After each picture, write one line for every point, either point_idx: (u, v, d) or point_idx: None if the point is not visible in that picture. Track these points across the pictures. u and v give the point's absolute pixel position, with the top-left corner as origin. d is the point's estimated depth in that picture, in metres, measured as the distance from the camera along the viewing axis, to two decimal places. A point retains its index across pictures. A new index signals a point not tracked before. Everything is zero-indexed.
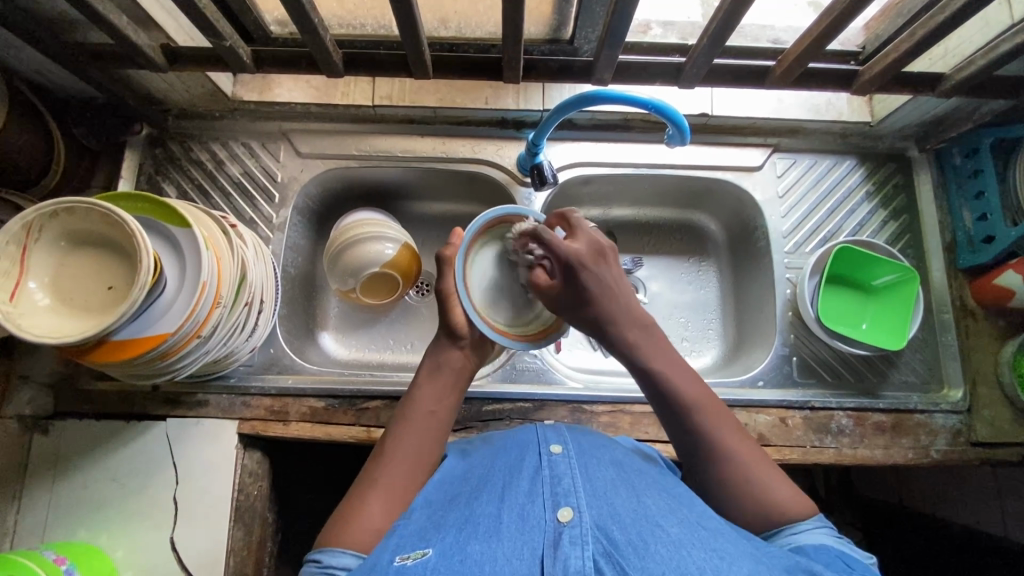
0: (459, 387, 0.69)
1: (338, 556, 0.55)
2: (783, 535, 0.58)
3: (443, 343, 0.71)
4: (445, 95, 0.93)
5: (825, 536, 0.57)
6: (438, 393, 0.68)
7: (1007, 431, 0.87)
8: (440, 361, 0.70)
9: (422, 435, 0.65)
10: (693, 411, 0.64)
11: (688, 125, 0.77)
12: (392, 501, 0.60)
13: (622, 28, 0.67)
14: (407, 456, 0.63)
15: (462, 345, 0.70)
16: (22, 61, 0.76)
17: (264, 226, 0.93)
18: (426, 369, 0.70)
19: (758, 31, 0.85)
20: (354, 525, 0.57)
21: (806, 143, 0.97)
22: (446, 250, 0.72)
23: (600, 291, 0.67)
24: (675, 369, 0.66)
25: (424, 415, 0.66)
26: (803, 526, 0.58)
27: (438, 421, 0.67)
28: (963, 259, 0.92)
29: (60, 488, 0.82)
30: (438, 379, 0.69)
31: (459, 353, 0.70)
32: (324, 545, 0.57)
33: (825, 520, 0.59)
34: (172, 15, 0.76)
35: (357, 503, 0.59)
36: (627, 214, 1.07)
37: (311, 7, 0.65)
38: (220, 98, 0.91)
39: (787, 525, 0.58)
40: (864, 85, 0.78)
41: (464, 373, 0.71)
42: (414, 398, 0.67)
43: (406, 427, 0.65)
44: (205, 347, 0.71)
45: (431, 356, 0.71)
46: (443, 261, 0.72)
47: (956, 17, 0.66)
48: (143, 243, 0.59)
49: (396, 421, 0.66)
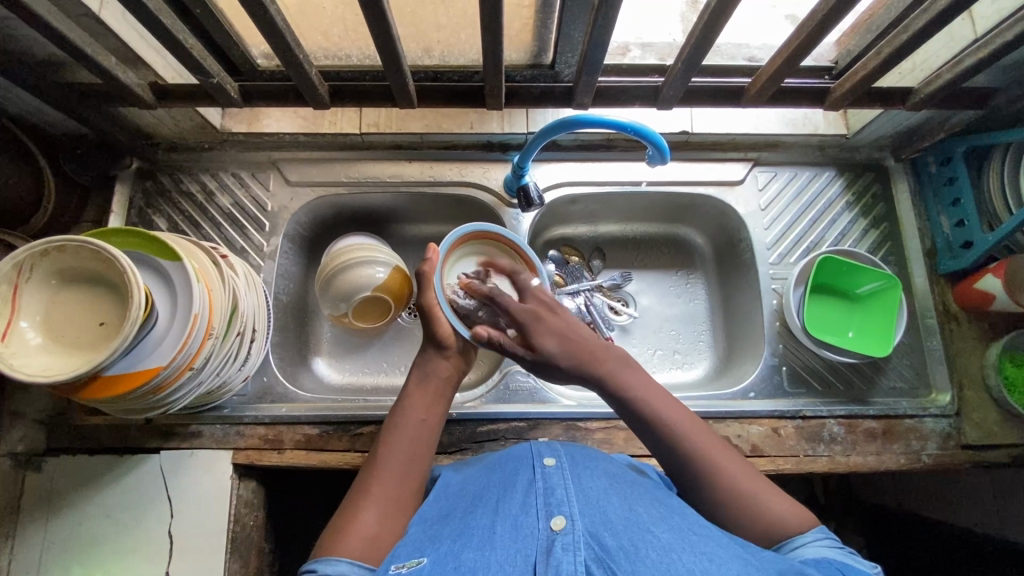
0: (445, 396, 0.71)
1: (334, 565, 0.54)
2: (788, 548, 0.58)
3: (427, 354, 0.73)
4: (431, 121, 0.95)
5: (828, 548, 0.56)
6: (426, 401, 0.69)
7: (996, 433, 0.88)
8: (424, 371, 0.72)
9: (413, 443, 0.66)
10: (682, 430, 0.65)
11: (668, 144, 0.78)
12: (382, 510, 0.60)
13: (600, 54, 0.69)
14: (399, 465, 0.64)
15: (447, 354, 0.73)
16: (12, 103, 0.77)
17: (255, 254, 0.94)
18: (410, 381, 0.72)
19: (734, 50, 0.88)
20: (350, 533, 0.57)
21: (785, 157, 0.99)
22: (425, 265, 0.73)
23: (558, 342, 0.70)
24: (654, 395, 0.67)
25: (415, 424, 0.67)
26: (803, 539, 0.58)
27: (429, 428, 0.68)
28: (943, 264, 0.93)
29: (53, 526, 0.82)
30: (426, 387, 0.71)
31: (445, 361, 0.73)
32: (320, 555, 0.56)
33: (827, 532, 0.59)
34: (159, 53, 0.78)
35: (352, 512, 0.60)
36: (614, 230, 1.09)
37: (295, 43, 0.67)
38: (209, 130, 0.92)
39: (792, 538, 0.59)
40: (836, 101, 0.80)
41: (450, 382, 0.73)
42: (403, 405, 0.69)
43: (397, 437, 0.66)
44: (198, 379, 0.71)
45: (417, 367, 0.73)
46: (422, 275, 0.73)
47: (919, 35, 0.68)
48: (134, 279, 0.59)
49: (385, 430, 0.68)
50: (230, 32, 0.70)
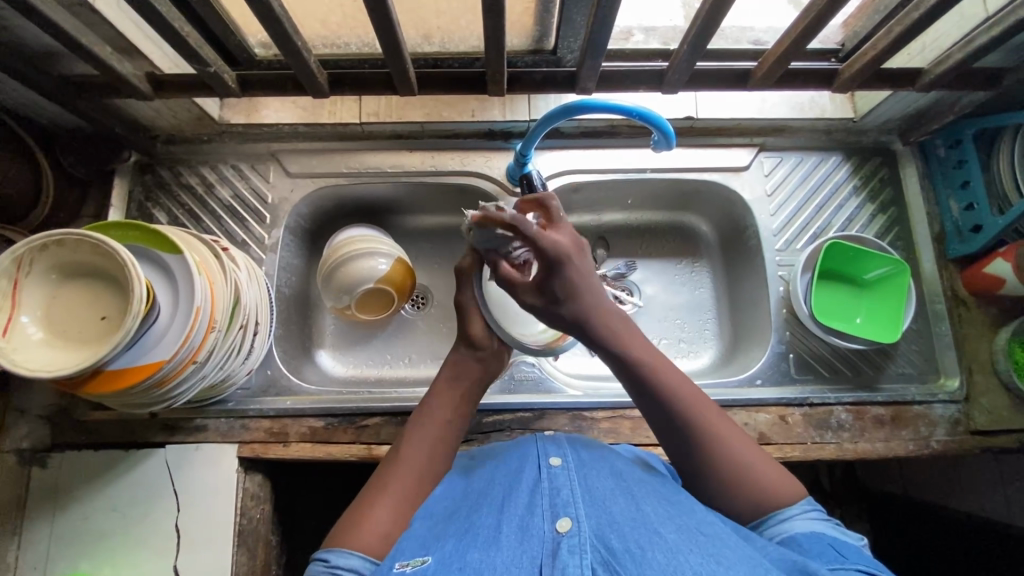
0: (473, 397, 0.72)
1: (346, 557, 0.55)
2: (775, 524, 0.59)
3: (461, 352, 0.73)
4: (431, 109, 0.94)
5: (814, 522, 0.58)
6: (453, 401, 0.70)
7: (1005, 418, 0.87)
8: (457, 370, 0.72)
9: (437, 443, 0.66)
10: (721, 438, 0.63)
11: (673, 130, 0.77)
12: (399, 505, 0.60)
13: (603, 37, 0.68)
14: (420, 462, 0.64)
15: (480, 355, 0.73)
16: (7, 96, 0.76)
17: (256, 247, 0.93)
18: (441, 378, 0.72)
19: (738, 33, 0.85)
20: (363, 526, 0.58)
21: (791, 142, 0.98)
22: (461, 263, 0.75)
23: (567, 290, 0.66)
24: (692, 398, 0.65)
25: (441, 423, 0.68)
26: (792, 512, 0.59)
27: (453, 428, 0.68)
28: (952, 249, 0.93)
29: (60, 521, 0.82)
30: (456, 387, 0.71)
31: (477, 362, 0.73)
32: (332, 545, 0.57)
33: (813, 503, 0.61)
34: (156, 43, 0.77)
35: (368, 505, 0.60)
36: (618, 219, 1.07)
37: (293, 30, 0.65)
38: (208, 122, 0.91)
39: (783, 514, 0.59)
40: (845, 82, 0.78)
41: (481, 383, 0.73)
42: (431, 403, 0.69)
43: (421, 433, 0.67)
44: (201, 373, 0.70)
45: (449, 365, 0.73)
46: (460, 274, 0.75)
47: (930, 14, 0.67)
48: (134, 271, 0.58)
49: (411, 425, 0.68)
50: (226, 19, 0.69)
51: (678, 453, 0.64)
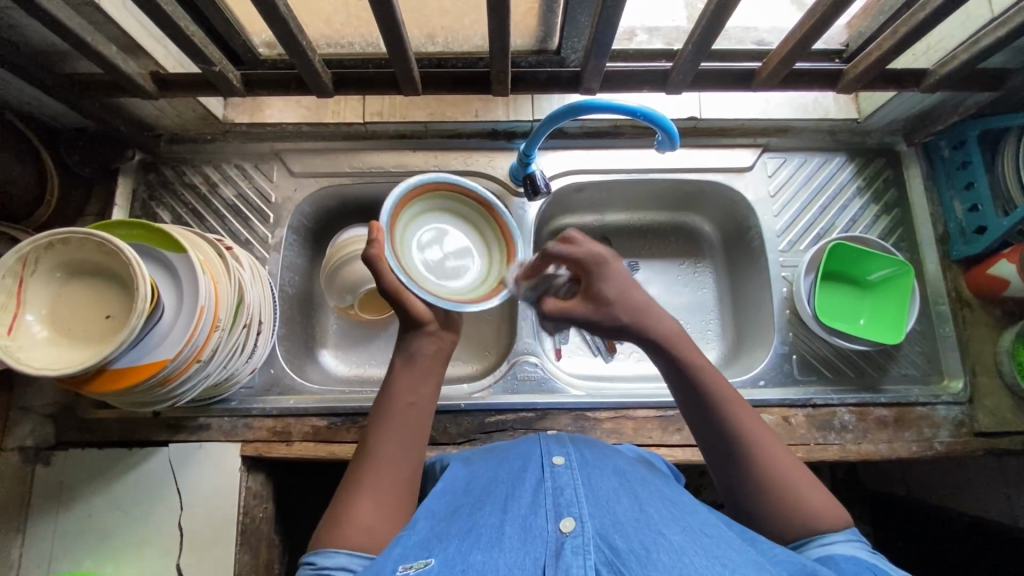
0: (434, 374, 0.68)
1: (332, 557, 0.55)
2: (812, 546, 0.57)
3: (409, 333, 0.68)
4: (435, 109, 0.94)
5: (857, 550, 0.55)
6: (413, 383, 0.66)
7: (1009, 419, 0.87)
8: (410, 351, 0.68)
9: (402, 429, 0.64)
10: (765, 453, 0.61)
11: (677, 130, 0.77)
12: (380, 500, 0.60)
13: (608, 38, 0.68)
14: (391, 452, 0.63)
15: (432, 331, 0.68)
16: (11, 95, 0.77)
17: (260, 246, 0.93)
18: (397, 360, 0.68)
19: (742, 33, 0.85)
20: (345, 526, 0.57)
21: (795, 142, 0.98)
22: (370, 248, 0.65)
23: (617, 290, 0.65)
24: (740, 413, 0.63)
25: (403, 407, 0.65)
26: (834, 537, 0.57)
27: (417, 410, 0.66)
28: (956, 250, 0.92)
29: (63, 520, 0.82)
30: (414, 368, 0.67)
31: (430, 337, 0.68)
32: (318, 546, 0.57)
33: (856, 533, 0.58)
34: (161, 42, 0.77)
35: (349, 502, 0.60)
36: (622, 219, 1.07)
37: (298, 30, 0.65)
38: (212, 121, 0.91)
39: (820, 534, 0.57)
40: (850, 83, 0.79)
41: (439, 357, 0.69)
42: (391, 389, 0.66)
43: (385, 422, 0.64)
44: (205, 372, 0.70)
45: (402, 348, 0.69)
46: (372, 259, 0.65)
47: (935, 15, 0.67)
48: (139, 270, 0.59)
49: (374, 413, 0.66)
50: (231, 19, 0.69)
51: (721, 471, 0.63)
